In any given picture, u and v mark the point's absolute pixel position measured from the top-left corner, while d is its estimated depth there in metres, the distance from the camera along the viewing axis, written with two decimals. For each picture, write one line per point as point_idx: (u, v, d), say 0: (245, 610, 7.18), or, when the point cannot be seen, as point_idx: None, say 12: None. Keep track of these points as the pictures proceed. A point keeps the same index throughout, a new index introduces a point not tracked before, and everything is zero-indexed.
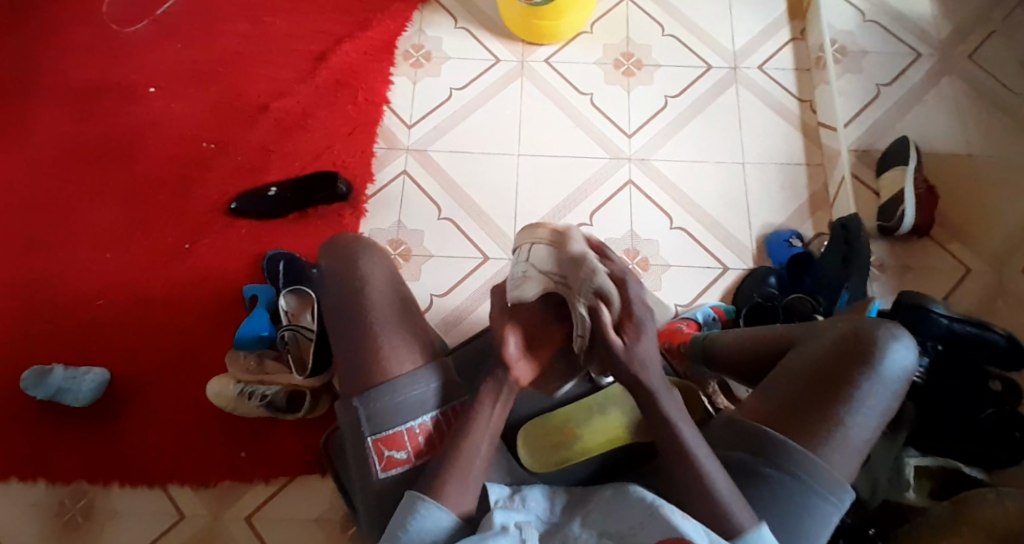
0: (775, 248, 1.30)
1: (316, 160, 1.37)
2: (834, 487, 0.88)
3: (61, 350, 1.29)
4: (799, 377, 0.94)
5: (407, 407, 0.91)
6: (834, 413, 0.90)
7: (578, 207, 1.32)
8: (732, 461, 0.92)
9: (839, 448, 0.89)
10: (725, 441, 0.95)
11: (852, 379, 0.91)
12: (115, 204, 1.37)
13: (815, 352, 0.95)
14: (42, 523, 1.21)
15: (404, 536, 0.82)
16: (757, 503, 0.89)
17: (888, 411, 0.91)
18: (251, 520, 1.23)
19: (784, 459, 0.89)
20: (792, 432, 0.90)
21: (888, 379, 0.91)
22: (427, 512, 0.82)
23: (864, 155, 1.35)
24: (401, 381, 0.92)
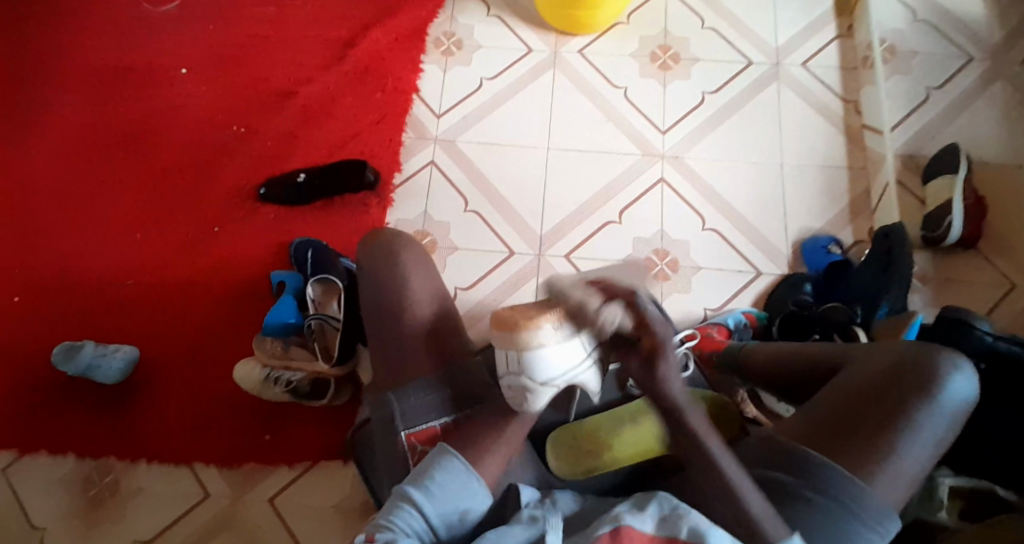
0: (813, 254, 1.26)
1: (345, 149, 1.36)
2: (878, 515, 0.90)
3: (92, 328, 1.31)
4: (847, 401, 0.96)
5: (433, 405, 1.04)
6: (882, 438, 0.92)
7: (607, 206, 1.30)
8: (773, 481, 0.93)
9: (887, 475, 0.91)
10: (764, 462, 0.96)
11: (906, 405, 0.94)
12: (144, 184, 1.38)
13: (865, 376, 0.97)
14: (72, 496, 1.26)
15: (429, 484, 0.93)
16: (798, 523, 0.89)
17: (944, 440, 0.94)
18: (271, 503, 1.25)
19: (829, 484, 0.91)
20: (839, 457, 0.92)
21: (944, 407, 0.93)
22: (456, 470, 0.94)
23: (909, 161, 1.29)
24: (423, 385, 1.05)
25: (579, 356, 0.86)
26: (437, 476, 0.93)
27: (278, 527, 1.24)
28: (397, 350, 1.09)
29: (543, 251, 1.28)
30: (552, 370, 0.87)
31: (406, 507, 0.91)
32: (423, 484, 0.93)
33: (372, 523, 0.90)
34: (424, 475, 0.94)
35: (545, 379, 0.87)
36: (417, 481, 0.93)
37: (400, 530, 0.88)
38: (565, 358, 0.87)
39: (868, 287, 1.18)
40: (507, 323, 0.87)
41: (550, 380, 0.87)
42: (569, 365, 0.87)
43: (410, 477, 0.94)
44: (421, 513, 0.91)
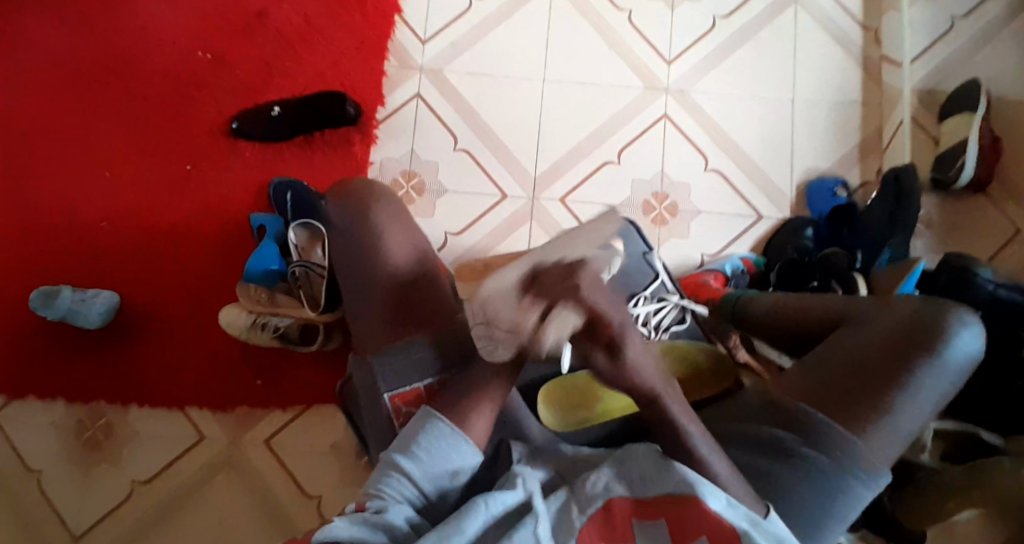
0: (817, 196, 1.21)
1: (322, 79, 1.28)
2: (872, 470, 0.90)
3: (68, 271, 1.26)
4: (851, 357, 0.95)
5: (415, 367, 1.02)
6: (885, 397, 0.92)
7: (606, 145, 1.23)
8: (770, 438, 0.93)
9: (885, 432, 0.91)
10: (762, 417, 0.95)
11: (911, 363, 0.93)
12: (111, 115, 1.30)
13: (872, 334, 0.96)
14: (64, 439, 1.25)
15: (417, 449, 0.91)
16: (792, 480, 0.90)
17: (944, 397, 0.93)
18: (269, 444, 1.26)
19: (826, 442, 0.91)
20: (838, 414, 0.92)
21: (949, 364, 0.93)
22: (442, 432, 0.92)
23: (927, 97, 1.23)
24: (404, 344, 1.03)
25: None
26: (423, 441, 0.91)
27: (277, 468, 1.25)
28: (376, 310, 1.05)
29: (536, 195, 1.22)
30: (527, 327, 0.87)
31: (395, 474, 0.90)
32: (410, 451, 0.91)
33: (362, 493, 0.90)
34: (410, 441, 0.93)
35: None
36: (405, 449, 0.92)
37: (390, 499, 0.88)
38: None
39: (871, 233, 1.15)
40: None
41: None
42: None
43: (396, 444, 0.92)
44: (411, 479, 0.90)
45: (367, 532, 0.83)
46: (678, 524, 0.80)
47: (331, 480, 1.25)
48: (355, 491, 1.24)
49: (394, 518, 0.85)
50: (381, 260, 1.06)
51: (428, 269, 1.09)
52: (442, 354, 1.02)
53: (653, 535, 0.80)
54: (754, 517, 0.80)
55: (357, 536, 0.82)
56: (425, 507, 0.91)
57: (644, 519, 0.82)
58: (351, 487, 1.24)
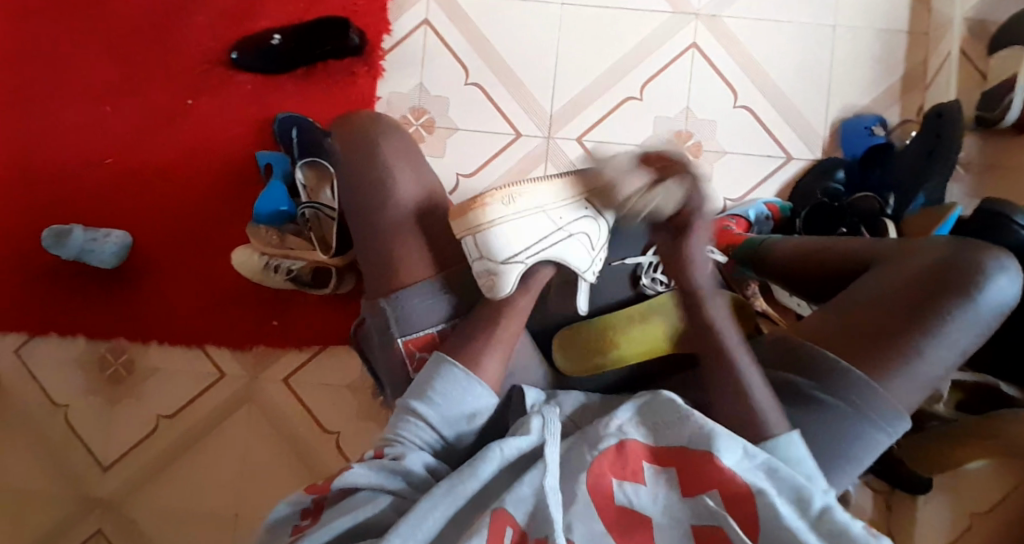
0: (852, 135, 1.13)
1: (323, 4, 1.20)
2: (889, 416, 0.88)
3: (78, 209, 1.25)
4: (876, 299, 0.91)
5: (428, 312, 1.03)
6: (907, 342, 0.88)
7: (627, 79, 1.15)
8: (785, 383, 0.91)
9: (904, 378, 0.88)
10: (779, 361, 0.93)
11: (940, 308, 0.89)
12: (113, 44, 1.26)
13: (899, 276, 0.92)
14: (86, 375, 1.27)
15: (431, 396, 0.90)
16: (805, 424, 0.88)
17: (972, 345, 0.90)
18: (287, 382, 1.27)
19: (840, 386, 0.88)
20: (858, 360, 0.89)
21: (981, 311, 0.88)
22: (454, 378, 0.91)
23: (977, 28, 1.12)
24: (415, 287, 1.03)
25: (546, 230, 0.96)
26: (438, 387, 0.90)
27: (296, 405, 1.27)
28: (381, 263, 1.05)
29: (552, 134, 1.16)
30: (514, 246, 0.95)
31: (412, 420, 0.89)
32: (426, 396, 0.90)
33: (381, 438, 0.90)
34: (425, 387, 0.91)
35: (507, 257, 0.95)
36: (420, 396, 0.90)
37: (408, 444, 0.88)
38: (527, 235, 0.96)
39: (908, 172, 1.08)
40: (461, 210, 0.97)
41: (512, 258, 0.95)
42: (533, 241, 0.96)
43: (412, 389, 0.91)
44: (429, 425, 0.89)
45: (389, 478, 0.83)
46: (690, 471, 0.77)
47: (349, 417, 1.27)
48: (373, 428, 1.26)
49: (413, 465, 0.85)
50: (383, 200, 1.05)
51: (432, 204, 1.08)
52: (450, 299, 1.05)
53: (664, 479, 0.77)
54: (770, 465, 0.76)
55: (377, 483, 0.82)
56: (444, 450, 0.91)
57: (656, 464, 0.78)
58: (368, 424, 1.26)
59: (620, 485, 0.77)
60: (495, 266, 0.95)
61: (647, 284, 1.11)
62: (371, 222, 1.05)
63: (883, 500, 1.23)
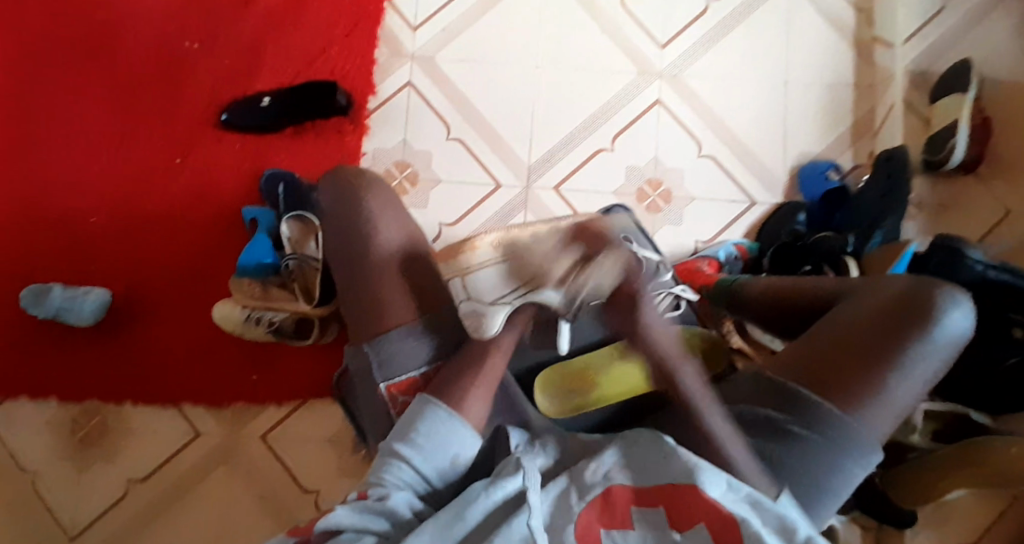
0: (810, 180, 1.22)
1: (312, 67, 1.26)
2: (864, 447, 0.91)
3: (59, 268, 1.25)
4: (843, 335, 0.95)
5: (411, 353, 1.01)
6: (876, 375, 0.93)
7: (599, 132, 1.23)
8: (763, 417, 0.94)
9: (875, 411, 0.92)
10: (757, 396, 0.96)
11: (902, 341, 0.93)
12: (97, 106, 1.28)
13: (863, 312, 0.96)
14: (57, 440, 1.24)
15: (415, 437, 0.89)
16: (787, 458, 0.91)
17: (933, 377, 0.94)
18: (266, 439, 1.26)
19: (817, 420, 0.91)
20: (831, 393, 0.92)
21: (939, 344, 0.94)
22: (439, 418, 0.90)
23: (919, 78, 1.23)
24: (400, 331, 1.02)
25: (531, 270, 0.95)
26: (422, 428, 0.89)
27: (275, 463, 1.25)
28: (364, 309, 1.03)
29: (531, 184, 1.21)
30: (502, 287, 0.96)
31: (396, 462, 0.87)
32: (409, 438, 0.89)
33: (364, 482, 0.88)
34: (409, 429, 0.90)
35: (494, 299, 0.95)
36: (403, 438, 0.89)
37: (393, 487, 0.85)
38: (513, 276, 0.95)
39: (865, 213, 1.15)
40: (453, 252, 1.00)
41: (499, 299, 0.96)
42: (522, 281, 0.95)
43: (396, 431, 0.90)
44: (413, 467, 0.87)
45: (372, 520, 0.82)
46: (677, 507, 0.79)
47: (329, 474, 1.25)
48: (354, 484, 1.24)
49: (396, 506, 0.83)
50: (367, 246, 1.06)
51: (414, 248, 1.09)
52: (436, 341, 1.02)
53: (652, 520, 0.79)
54: (754, 497, 0.79)
55: (360, 525, 0.81)
56: (428, 494, 0.88)
57: (643, 505, 0.80)
58: (348, 480, 1.25)
59: (609, 533, 0.78)
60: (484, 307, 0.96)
61: None
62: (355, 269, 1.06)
63: (872, 535, 1.24)
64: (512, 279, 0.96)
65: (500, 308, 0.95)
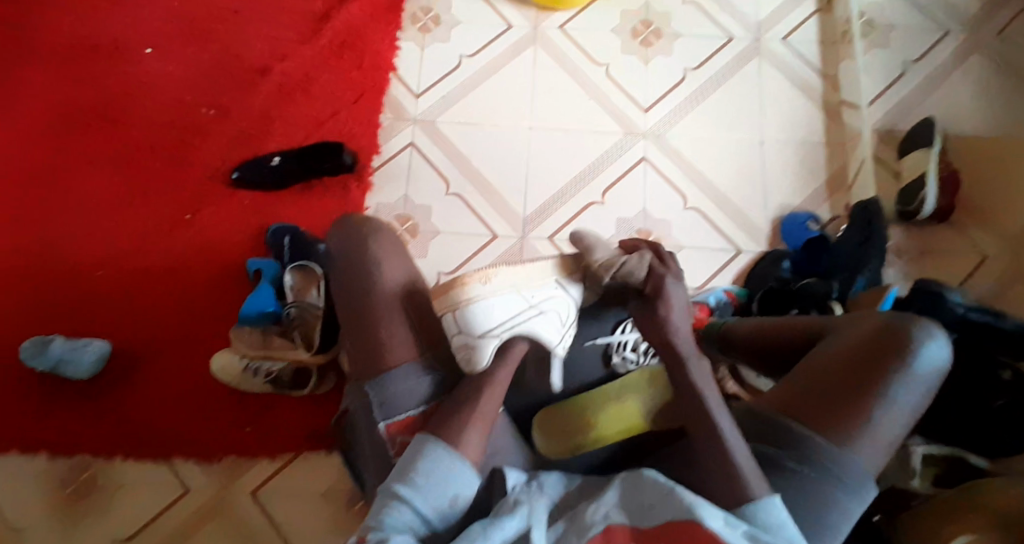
0: (791, 229, 1.28)
1: (322, 128, 1.35)
2: (857, 481, 0.88)
3: (62, 319, 1.26)
4: (826, 368, 0.94)
5: (410, 392, 0.95)
6: (860, 407, 0.90)
7: (591, 187, 1.30)
8: (756, 453, 0.91)
9: (865, 443, 0.89)
10: (747, 432, 0.94)
11: (883, 373, 0.91)
12: (112, 167, 1.34)
13: (843, 346, 0.95)
14: (43, 496, 1.20)
15: (415, 477, 0.85)
16: (781, 492, 0.88)
17: (919, 408, 0.91)
18: (255, 495, 1.22)
19: (810, 453, 0.89)
20: (818, 425, 0.90)
21: (920, 374, 0.91)
22: (438, 458, 0.86)
23: (886, 135, 1.33)
24: (400, 370, 0.95)
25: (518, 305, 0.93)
26: (422, 467, 0.85)
27: (265, 520, 1.21)
28: (368, 349, 0.96)
29: (527, 234, 1.27)
30: (492, 319, 0.92)
31: (395, 503, 0.83)
32: (409, 478, 0.85)
33: (362, 526, 0.84)
34: (407, 469, 0.86)
35: (484, 331, 0.92)
36: (402, 478, 0.85)
37: (393, 529, 0.81)
38: (502, 309, 0.93)
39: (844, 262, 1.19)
40: (442, 288, 0.94)
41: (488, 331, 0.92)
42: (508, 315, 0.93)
43: (395, 472, 0.86)
44: (413, 509, 0.83)
45: None
46: None
47: (322, 531, 1.20)
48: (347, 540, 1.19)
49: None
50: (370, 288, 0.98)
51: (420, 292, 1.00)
52: (438, 376, 0.96)
53: None
54: (753, 534, 0.77)
55: None
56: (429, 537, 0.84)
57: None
58: (342, 536, 1.20)
59: None
60: (473, 339, 0.92)
61: (619, 363, 1.05)
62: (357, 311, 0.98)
63: None
64: (504, 312, 0.92)
65: (486, 341, 0.92)
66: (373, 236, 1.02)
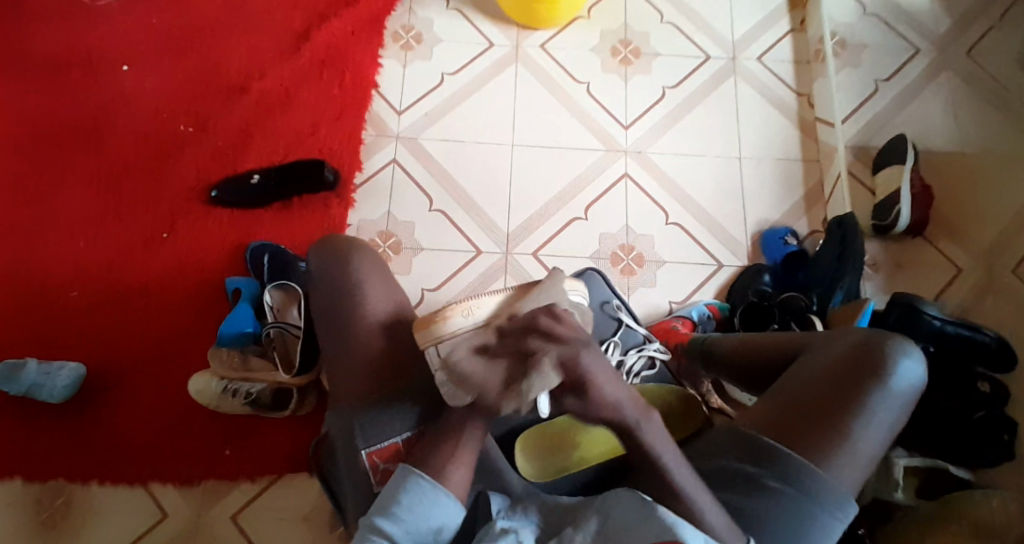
0: (770, 244, 1.29)
1: (301, 147, 1.34)
2: (841, 499, 0.87)
3: (35, 341, 1.23)
4: (808, 385, 0.94)
5: (394, 419, 0.93)
6: (838, 425, 0.90)
7: (572, 204, 1.31)
8: (736, 471, 0.91)
9: (843, 462, 0.88)
10: (729, 452, 0.93)
11: (860, 391, 0.91)
12: (88, 185, 1.32)
13: (824, 363, 0.95)
14: (15, 524, 1.16)
15: (397, 511, 0.83)
16: (762, 513, 0.86)
17: (895, 425, 0.92)
18: (236, 519, 1.18)
19: (790, 470, 0.88)
20: (802, 442, 0.90)
21: (895, 393, 0.92)
22: (420, 491, 0.84)
23: (859, 152, 1.36)
24: (386, 396, 0.94)
25: (505, 335, 0.93)
26: (404, 500, 0.84)
27: None
28: (357, 368, 0.95)
29: (510, 250, 1.27)
30: None
31: (377, 540, 0.82)
32: (391, 512, 0.83)
33: None
34: (389, 502, 0.84)
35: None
36: (384, 511, 0.84)
37: None
38: None
39: (820, 280, 1.21)
40: (425, 322, 0.94)
41: None
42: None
43: (376, 505, 0.84)
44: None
45: None
46: None
47: None
48: None
49: None
50: (355, 312, 0.97)
51: (404, 316, 0.99)
52: (427, 395, 0.94)
53: None
54: None
55: None
56: None
57: None
58: None
59: None
60: None
61: None
62: (341, 334, 0.97)
63: None
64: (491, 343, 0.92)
65: None
66: (356, 260, 1.01)
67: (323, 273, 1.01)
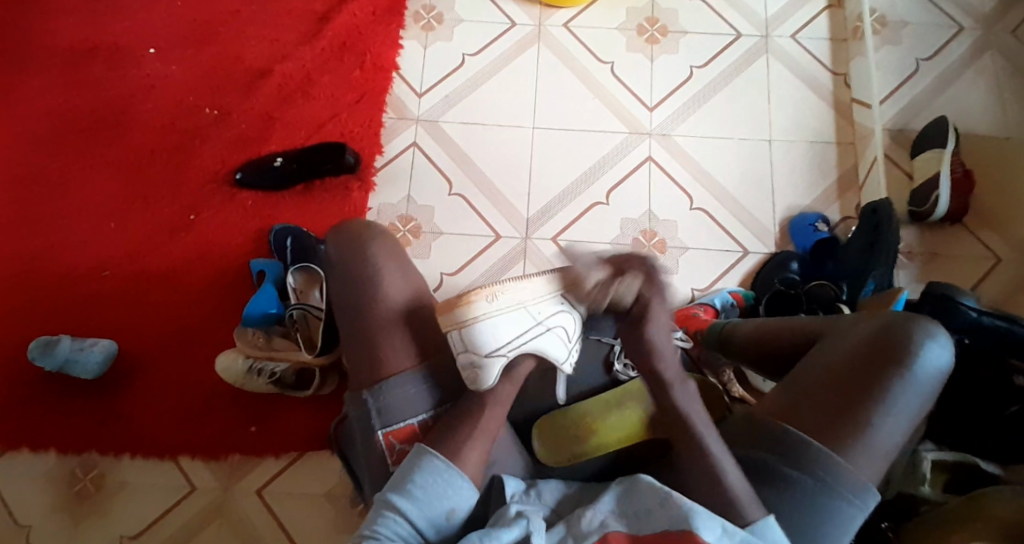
0: (799, 230, 1.25)
1: (323, 130, 1.35)
2: (857, 490, 0.84)
3: (69, 320, 1.27)
4: (827, 371, 0.90)
5: (408, 402, 0.92)
6: (856, 413, 0.86)
7: (595, 187, 1.29)
8: (752, 461, 0.88)
9: (862, 451, 0.85)
10: (744, 440, 0.91)
11: (880, 377, 0.87)
12: (120, 167, 1.35)
13: (844, 348, 0.91)
14: (53, 493, 1.21)
15: (412, 489, 0.84)
16: (777, 505, 0.85)
17: (919, 412, 0.87)
18: (260, 494, 1.22)
19: (806, 460, 0.85)
20: (816, 431, 0.86)
21: (918, 378, 0.87)
22: (435, 471, 0.84)
23: (898, 135, 1.30)
24: (396, 381, 0.93)
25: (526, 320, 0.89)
26: (419, 479, 0.84)
27: (268, 519, 1.20)
28: (368, 354, 0.95)
29: (529, 235, 1.26)
30: (498, 338, 0.89)
31: (389, 514, 0.82)
32: (406, 490, 0.83)
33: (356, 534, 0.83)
34: (405, 479, 0.85)
35: (490, 349, 0.88)
36: (399, 488, 0.84)
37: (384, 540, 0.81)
38: (508, 328, 0.89)
39: (853, 265, 1.16)
40: (448, 306, 0.91)
41: (495, 350, 0.89)
42: (515, 335, 0.90)
43: (391, 482, 0.85)
44: (407, 520, 0.82)
45: None
46: None
47: (325, 531, 1.20)
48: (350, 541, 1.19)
49: None
50: (370, 298, 0.97)
51: (420, 304, 0.99)
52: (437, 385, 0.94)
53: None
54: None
55: None
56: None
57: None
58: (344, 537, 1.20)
59: None
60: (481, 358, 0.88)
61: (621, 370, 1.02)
62: (357, 321, 0.97)
63: None
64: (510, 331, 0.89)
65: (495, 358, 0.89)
66: (374, 245, 1.01)
67: (341, 255, 1.01)
